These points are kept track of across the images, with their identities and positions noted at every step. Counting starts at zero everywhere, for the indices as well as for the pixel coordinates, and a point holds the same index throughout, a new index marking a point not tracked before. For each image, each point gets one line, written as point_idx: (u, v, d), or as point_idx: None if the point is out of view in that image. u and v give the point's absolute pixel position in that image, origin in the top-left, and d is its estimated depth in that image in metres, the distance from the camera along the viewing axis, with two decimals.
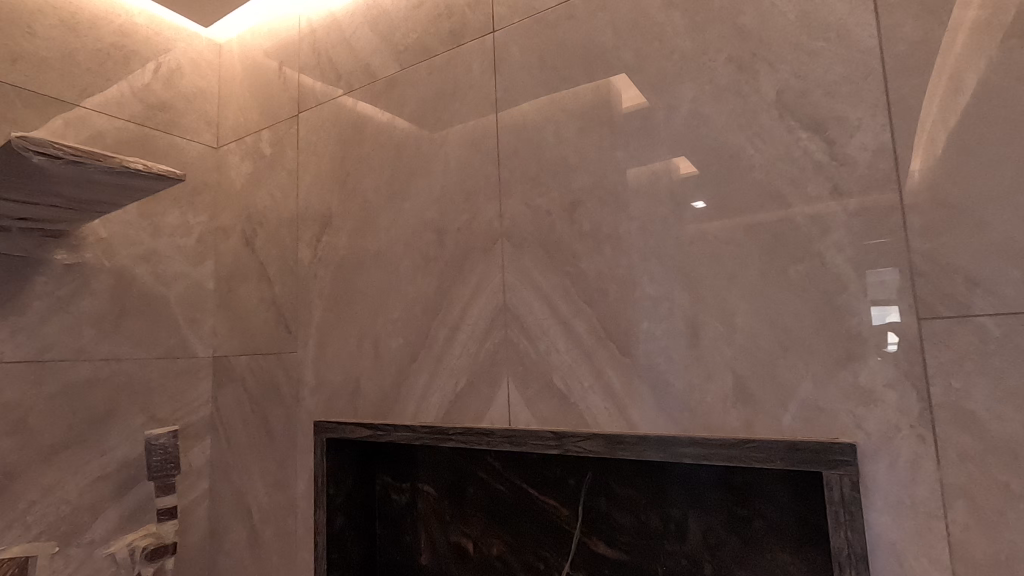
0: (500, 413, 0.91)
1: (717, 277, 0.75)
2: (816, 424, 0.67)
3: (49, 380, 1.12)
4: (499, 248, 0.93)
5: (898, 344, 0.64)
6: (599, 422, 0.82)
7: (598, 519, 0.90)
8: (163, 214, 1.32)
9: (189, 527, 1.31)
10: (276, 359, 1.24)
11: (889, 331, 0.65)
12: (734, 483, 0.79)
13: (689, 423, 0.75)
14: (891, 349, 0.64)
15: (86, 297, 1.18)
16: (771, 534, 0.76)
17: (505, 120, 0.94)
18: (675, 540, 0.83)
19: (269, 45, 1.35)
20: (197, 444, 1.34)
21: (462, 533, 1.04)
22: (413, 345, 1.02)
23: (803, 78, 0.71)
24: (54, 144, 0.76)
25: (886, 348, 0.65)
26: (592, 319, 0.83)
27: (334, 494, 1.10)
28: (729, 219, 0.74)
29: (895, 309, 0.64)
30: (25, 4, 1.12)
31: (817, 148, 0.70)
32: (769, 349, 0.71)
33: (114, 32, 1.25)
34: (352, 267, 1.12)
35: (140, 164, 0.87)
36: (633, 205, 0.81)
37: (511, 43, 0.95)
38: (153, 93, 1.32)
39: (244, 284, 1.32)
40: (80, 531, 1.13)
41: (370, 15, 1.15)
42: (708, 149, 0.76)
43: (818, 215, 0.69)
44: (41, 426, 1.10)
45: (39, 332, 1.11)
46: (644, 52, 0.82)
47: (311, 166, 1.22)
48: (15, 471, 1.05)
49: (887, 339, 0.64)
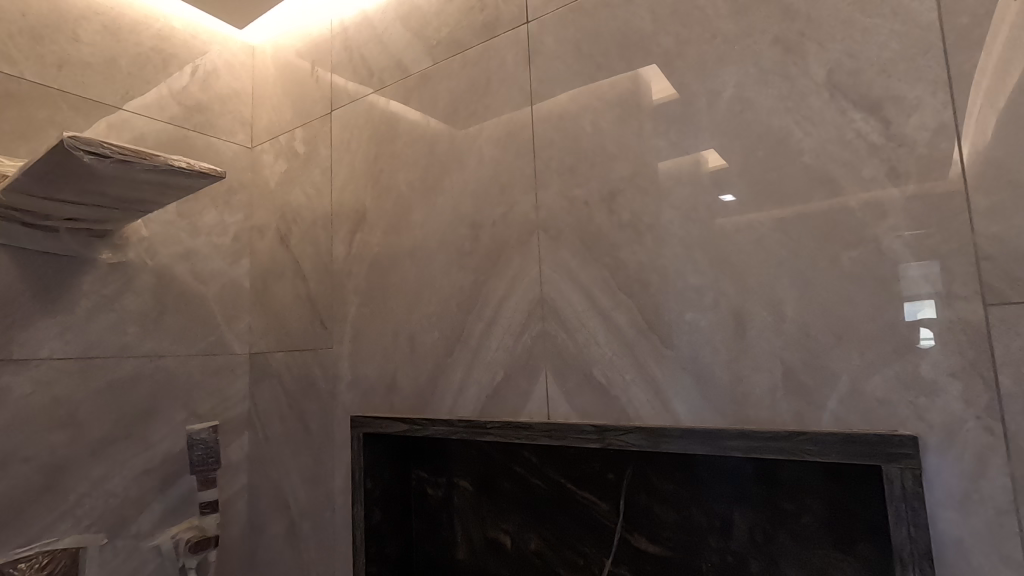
0: (539, 407, 0.90)
1: (766, 265, 0.73)
2: (873, 416, 0.65)
3: (96, 376, 1.15)
4: (535, 240, 0.92)
5: (932, 340, 0.63)
6: (641, 416, 0.80)
7: (640, 515, 0.88)
8: (201, 213, 1.34)
9: (230, 520, 1.33)
10: (312, 355, 1.25)
11: (922, 327, 0.63)
12: (781, 479, 0.77)
13: (736, 415, 0.73)
14: (925, 345, 0.63)
15: (130, 295, 1.21)
16: (821, 530, 0.74)
17: (541, 111, 0.93)
18: (719, 536, 0.81)
19: (302, 45, 1.36)
20: (236, 440, 1.36)
21: (500, 528, 1.03)
22: (449, 340, 1.02)
23: (856, 57, 0.69)
24: (103, 143, 0.78)
25: (920, 346, 0.63)
26: (633, 310, 0.82)
27: (372, 489, 1.11)
28: (777, 206, 0.72)
29: (930, 303, 0.63)
30: (70, 11, 1.16)
31: (872, 129, 0.67)
32: (821, 339, 0.69)
33: (153, 37, 1.29)
34: (387, 262, 1.13)
35: (183, 162, 0.89)
36: (674, 193, 0.79)
37: (546, 33, 0.94)
38: (190, 95, 1.35)
39: (280, 282, 1.34)
40: (126, 523, 1.16)
41: (402, 11, 1.15)
42: (754, 134, 0.74)
43: (873, 200, 0.67)
44: (89, 421, 1.13)
45: (86, 330, 1.14)
46: (684, 37, 0.80)
47: (344, 163, 1.23)
48: (65, 464, 1.09)
49: (920, 335, 0.63)
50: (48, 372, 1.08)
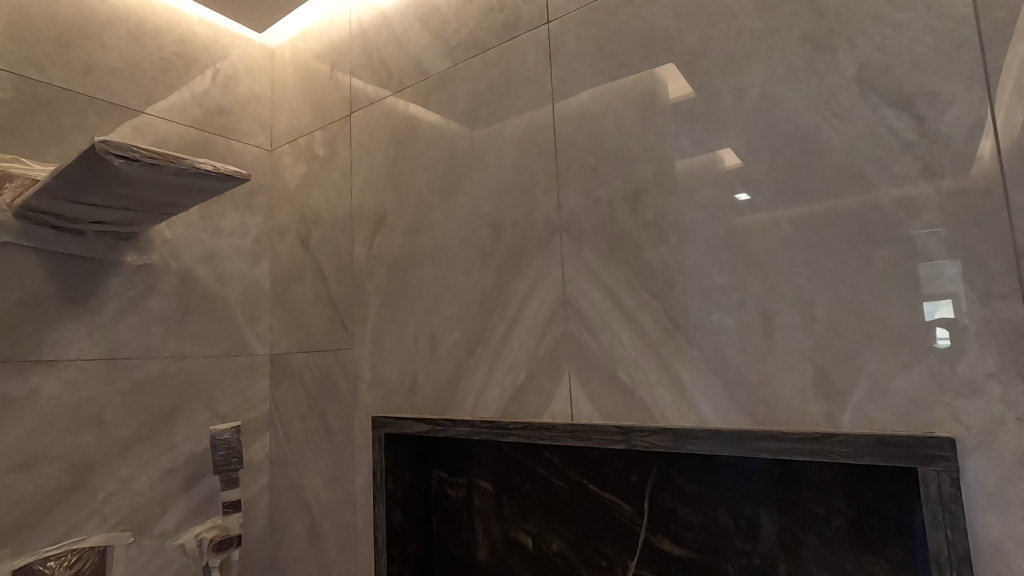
0: (562, 408, 0.90)
1: (795, 264, 0.72)
2: (908, 418, 0.64)
3: (122, 377, 1.16)
4: (558, 241, 0.92)
5: (949, 340, 0.63)
6: (666, 417, 0.80)
7: (664, 517, 0.87)
8: (223, 216, 1.36)
9: (252, 520, 1.34)
10: (333, 356, 1.26)
11: (938, 326, 0.63)
12: (810, 481, 0.76)
13: (765, 416, 0.72)
14: (941, 346, 0.63)
15: (154, 296, 1.22)
16: (851, 533, 0.73)
17: (562, 111, 0.93)
18: (746, 539, 0.80)
19: (321, 48, 1.37)
20: (258, 440, 1.37)
21: (521, 529, 1.03)
22: (471, 340, 1.02)
23: (887, 52, 0.68)
24: (133, 147, 0.80)
25: (936, 345, 0.63)
26: (658, 310, 0.81)
27: (393, 489, 1.11)
28: (807, 203, 0.71)
29: (947, 303, 0.63)
30: (95, 18, 1.18)
31: (906, 126, 0.66)
32: (852, 339, 0.68)
33: (175, 41, 1.30)
34: (407, 263, 1.13)
35: (209, 165, 0.89)
36: (700, 192, 0.79)
37: (567, 33, 0.94)
38: (211, 99, 1.36)
39: (301, 283, 1.35)
40: (152, 522, 1.17)
41: (421, 12, 1.15)
42: (782, 132, 0.73)
43: (906, 197, 0.66)
44: (115, 421, 1.14)
45: (112, 331, 1.15)
46: (709, 35, 0.80)
47: (364, 165, 1.23)
48: (93, 464, 1.10)
49: (936, 335, 0.63)
50: (76, 373, 1.10)
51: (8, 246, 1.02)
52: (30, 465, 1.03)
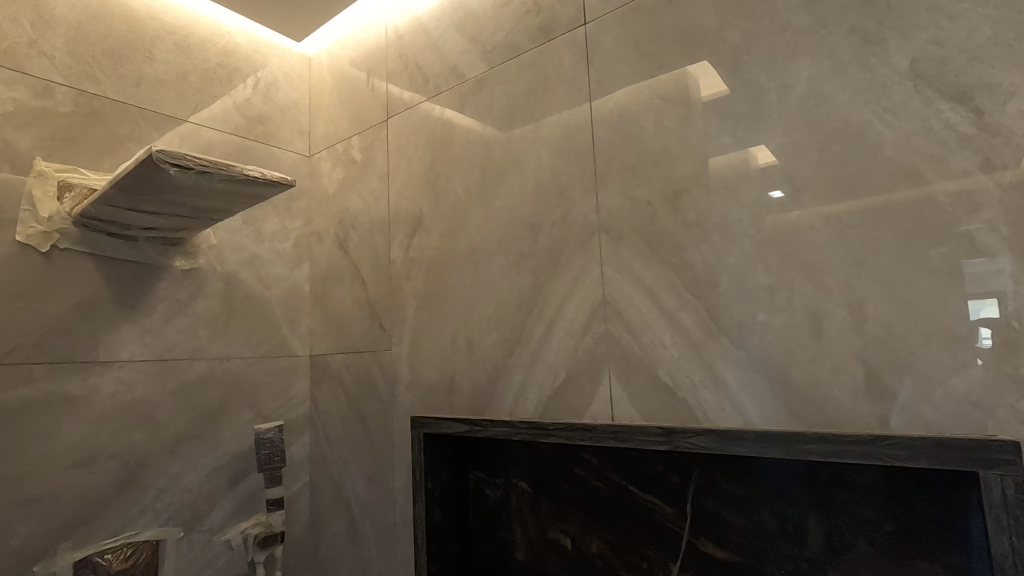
0: (602, 409, 0.90)
1: (844, 264, 0.70)
2: (965, 419, 0.62)
3: (172, 377, 1.21)
4: (597, 241, 0.92)
5: (993, 340, 0.62)
6: (710, 418, 0.79)
7: (707, 520, 0.86)
8: (265, 221, 1.39)
9: (294, 517, 1.37)
10: (372, 357, 1.28)
11: (982, 326, 0.62)
12: (860, 484, 0.74)
13: (813, 418, 0.71)
14: (985, 345, 0.62)
15: (202, 299, 1.26)
16: (905, 538, 0.71)
17: (600, 111, 0.93)
18: (793, 543, 0.79)
19: (357, 55, 1.40)
20: (299, 439, 1.40)
21: (560, 530, 1.03)
22: (509, 341, 1.02)
23: (942, 44, 0.66)
24: (187, 156, 0.83)
25: (980, 345, 0.62)
26: (700, 310, 0.81)
27: (432, 489, 1.12)
28: (853, 200, 0.70)
29: (993, 302, 0.62)
30: (145, 32, 1.23)
31: (963, 119, 0.64)
32: (906, 338, 0.66)
33: (219, 52, 1.34)
34: (444, 265, 1.14)
35: (257, 172, 0.92)
36: (742, 191, 0.78)
37: (604, 34, 0.94)
38: (252, 107, 1.40)
39: (340, 286, 1.38)
40: (200, 518, 1.21)
41: (456, 17, 1.16)
42: (829, 128, 0.72)
43: (963, 192, 0.64)
44: (166, 420, 1.19)
45: (163, 333, 1.20)
46: (752, 32, 0.79)
47: (401, 169, 1.25)
48: (146, 461, 1.15)
49: (980, 334, 0.62)
50: (130, 373, 1.14)
51: (68, 252, 1.07)
52: (88, 462, 1.08)
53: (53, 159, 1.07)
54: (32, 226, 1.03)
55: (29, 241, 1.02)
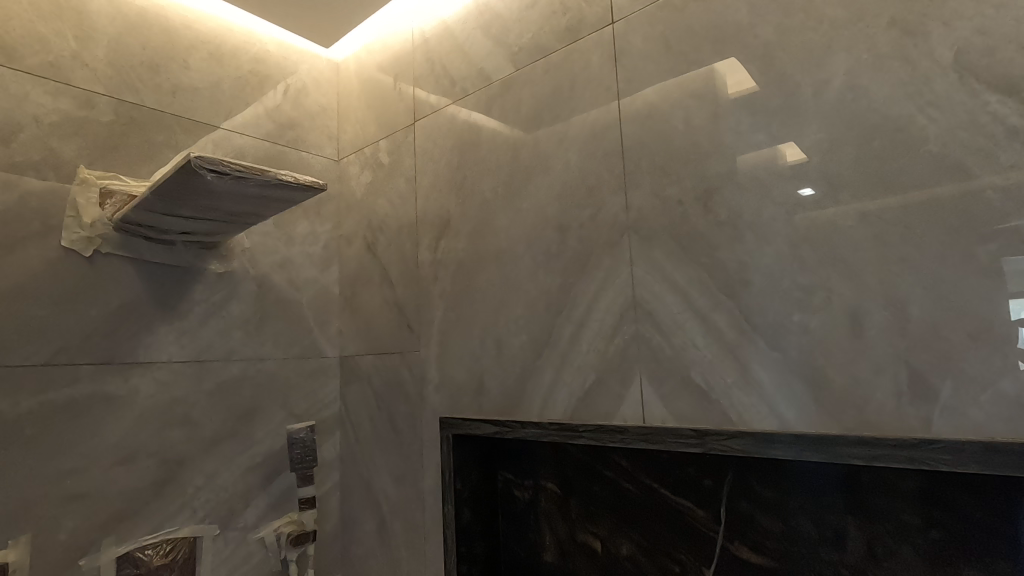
0: (632, 410, 0.89)
1: (884, 263, 0.69)
2: (1015, 423, 0.60)
3: (207, 378, 1.23)
4: (626, 242, 0.91)
5: None
6: (745, 420, 0.77)
7: (742, 524, 0.85)
8: (296, 224, 1.42)
9: (325, 515, 1.40)
10: (400, 358, 1.29)
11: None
12: (902, 489, 0.72)
13: (853, 421, 0.69)
14: None
15: (235, 302, 1.29)
16: (951, 545, 0.69)
17: (628, 110, 0.93)
18: (832, 548, 0.77)
19: (384, 59, 1.42)
20: (329, 439, 1.42)
21: (590, 532, 1.03)
22: (538, 342, 1.02)
23: (989, 34, 0.64)
24: (223, 162, 0.85)
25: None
26: (733, 311, 0.79)
27: (461, 489, 1.13)
28: (894, 195, 0.68)
29: None
30: (181, 42, 1.26)
31: (1011, 112, 0.62)
32: (951, 339, 0.64)
33: (250, 60, 1.37)
34: (472, 266, 1.15)
35: (290, 176, 0.93)
36: (776, 189, 0.77)
37: (632, 33, 0.93)
38: (283, 112, 1.42)
39: (368, 288, 1.40)
40: (235, 516, 1.24)
41: (482, 20, 1.17)
42: (868, 124, 0.70)
43: (1012, 186, 0.62)
44: (202, 420, 1.22)
45: (198, 335, 1.22)
46: (785, 26, 0.77)
47: (428, 171, 1.26)
48: (183, 460, 1.18)
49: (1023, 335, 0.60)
50: (168, 374, 1.17)
51: (109, 257, 1.11)
52: (130, 460, 1.11)
53: (95, 167, 1.10)
54: (76, 232, 1.06)
55: (73, 246, 1.06)
